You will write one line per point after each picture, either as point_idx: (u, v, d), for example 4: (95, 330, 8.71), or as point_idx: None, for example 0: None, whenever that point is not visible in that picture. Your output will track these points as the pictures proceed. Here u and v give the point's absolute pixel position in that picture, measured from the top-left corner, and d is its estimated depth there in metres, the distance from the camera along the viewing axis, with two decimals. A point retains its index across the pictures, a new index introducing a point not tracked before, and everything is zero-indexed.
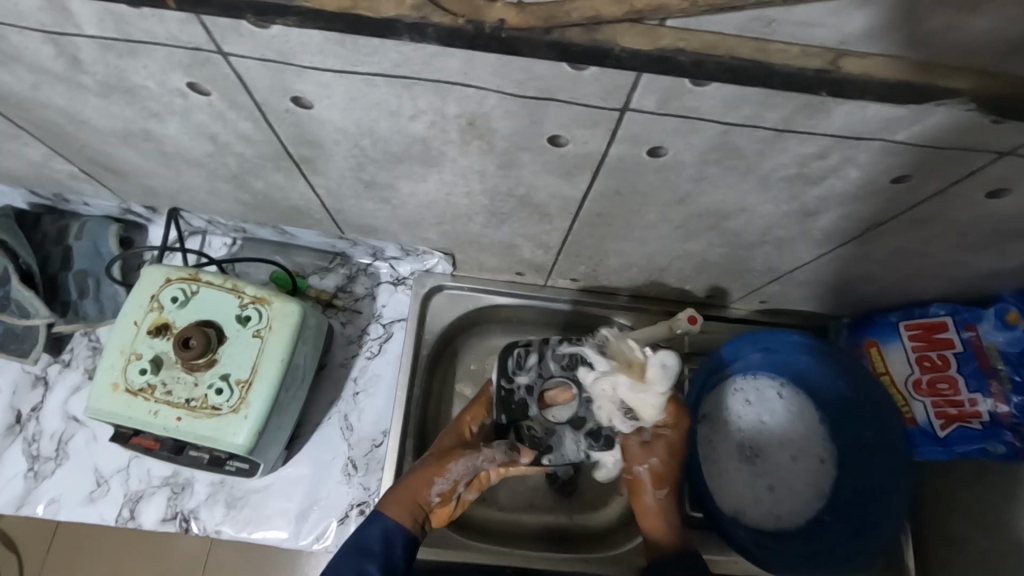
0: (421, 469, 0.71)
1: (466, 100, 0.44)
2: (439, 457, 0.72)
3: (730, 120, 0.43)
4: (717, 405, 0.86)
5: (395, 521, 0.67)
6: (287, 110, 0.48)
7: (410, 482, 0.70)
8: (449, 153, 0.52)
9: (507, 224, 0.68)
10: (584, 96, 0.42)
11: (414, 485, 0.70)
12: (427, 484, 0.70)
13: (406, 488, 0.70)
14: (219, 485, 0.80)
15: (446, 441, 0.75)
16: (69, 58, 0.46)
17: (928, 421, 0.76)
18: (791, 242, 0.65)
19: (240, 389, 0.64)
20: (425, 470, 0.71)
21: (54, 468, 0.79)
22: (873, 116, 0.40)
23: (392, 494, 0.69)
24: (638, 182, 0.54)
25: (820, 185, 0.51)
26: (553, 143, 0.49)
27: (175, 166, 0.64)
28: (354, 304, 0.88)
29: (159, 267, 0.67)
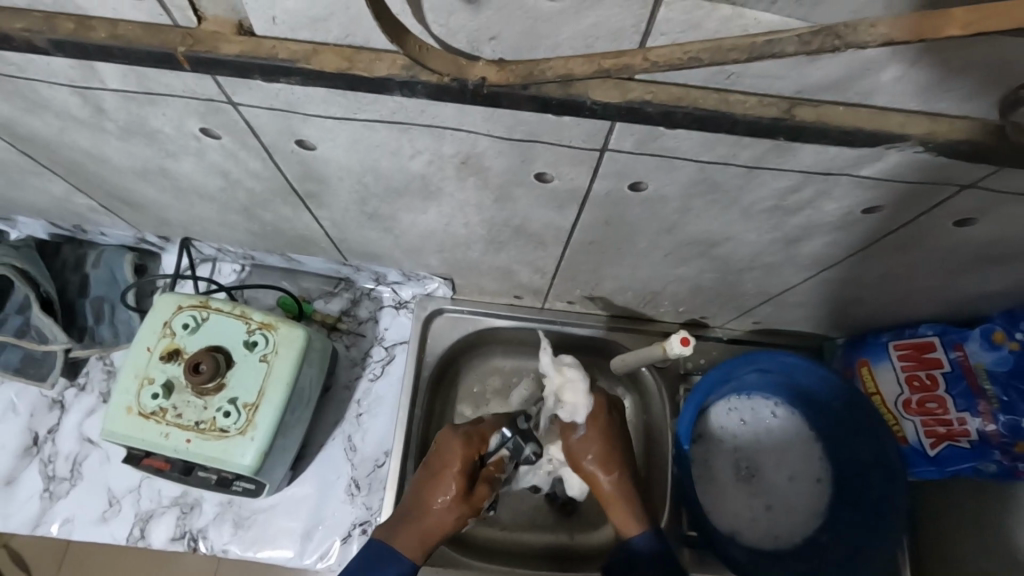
0: (450, 515, 0.73)
1: (458, 142, 0.47)
2: (467, 500, 0.74)
3: (705, 158, 0.45)
4: (714, 426, 0.88)
5: (406, 556, 0.70)
6: (293, 151, 0.52)
7: (437, 527, 0.72)
8: (445, 188, 0.56)
9: (504, 251, 0.71)
10: (568, 138, 0.45)
11: (440, 528, 0.72)
12: (449, 524, 0.73)
13: (423, 526, 0.72)
14: (226, 505, 0.82)
15: (461, 477, 0.74)
16: (94, 108, 0.50)
17: (919, 440, 0.77)
18: (776, 267, 0.67)
19: (247, 411, 0.67)
20: (453, 513, 0.73)
21: (69, 488, 0.82)
22: (837, 155, 0.43)
23: (418, 539, 0.71)
24: (625, 213, 0.57)
25: (798, 216, 0.54)
26: (542, 179, 0.52)
27: (188, 199, 0.68)
28: (358, 328, 0.91)
29: (172, 295, 0.71)
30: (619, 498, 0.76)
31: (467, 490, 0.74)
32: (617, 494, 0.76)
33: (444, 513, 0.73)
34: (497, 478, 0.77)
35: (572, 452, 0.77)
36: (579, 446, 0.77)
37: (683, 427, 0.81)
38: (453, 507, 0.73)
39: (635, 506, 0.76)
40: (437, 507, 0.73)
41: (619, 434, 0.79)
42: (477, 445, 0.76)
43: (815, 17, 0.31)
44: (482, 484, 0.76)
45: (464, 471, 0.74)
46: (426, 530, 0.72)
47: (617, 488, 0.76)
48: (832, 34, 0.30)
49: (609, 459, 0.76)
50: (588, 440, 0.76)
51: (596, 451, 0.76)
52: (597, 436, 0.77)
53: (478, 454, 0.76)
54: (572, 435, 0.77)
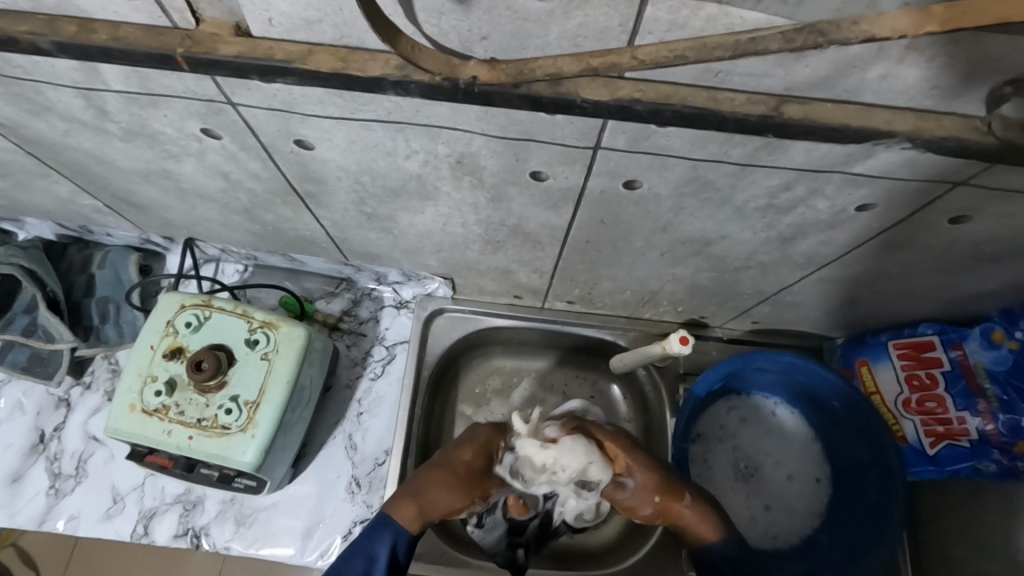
0: (456, 492, 0.71)
1: (453, 141, 0.48)
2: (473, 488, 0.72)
3: (697, 156, 0.46)
4: (712, 425, 0.88)
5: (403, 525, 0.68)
6: (293, 151, 0.53)
7: (442, 502, 0.70)
8: (441, 187, 0.56)
9: (502, 251, 0.72)
10: (560, 137, 0.45)
11: (444, 502, 0.70)
12: (445, 501, 0.70)
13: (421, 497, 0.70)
14: (228, 502, 0.83)
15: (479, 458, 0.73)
16: (97, 109, 0.51)
17: (918, 439, 0.77)
18: (772, 266, 0.67)
19: (248, 409, 0.68)
20: (460, 491, 0.71)
21: (73, 485, 0.83)
22: (827, 152, 0.43)
23: (416, 503, 0.69)
24: (619, 212, 0.57)
25: (791, 214, 0.54)
26: (536, 178, 0.52)
27: (191, 201, 0.69)
28: (359, 327, 0.92)
29: (174, 294, 0.72)
30: (694, 515, 0.71)
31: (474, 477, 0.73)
32: (692, 514, 0.71)
33: (451, 489, 0.71)
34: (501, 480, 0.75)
35: (634, 499, 0.72)
36: (633, 493, 0.71)
37: (704, 382, 0.82)
38: (457, 486, 0.71)
39: (713, 513, 0.72)
40: (446, 482, 0.71)
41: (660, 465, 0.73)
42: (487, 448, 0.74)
43: (799, 16, 0.32)
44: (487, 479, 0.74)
45: (479, 457, 0.73)
46: (428, 499, 0.70)
47: (687, 511, 0.71)
48: (815, 31, 0.30)
49: (675, 490, 0.71)
50: (641, 484, 0.71)
51: (652, 493, 0.71)
52: (642, 476, 0.71)
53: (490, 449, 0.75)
54: (621, 490, 0.72)
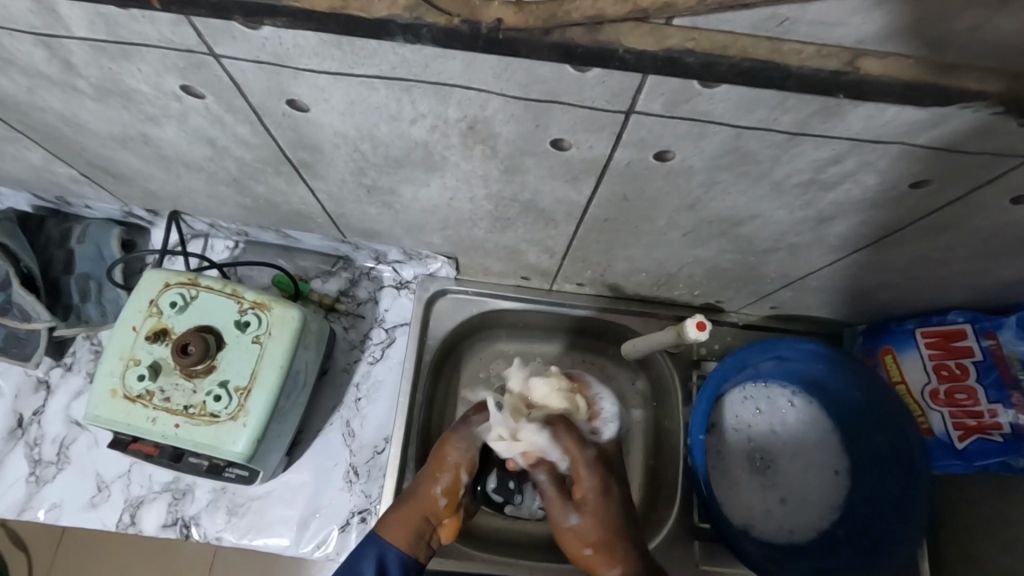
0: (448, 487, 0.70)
1: (466, 103, 0.42)
2: (443, 467, 0.70)
3: (742, 123, 0.41)
4: (727, 414, 0.85)
5: (394, 544, 0.66)
6: (285, 113, 0.47)
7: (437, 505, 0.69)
8: (450, 157, 0.51)
9: (512, 229, 0.67)
10: (588, 99, 0.40)
11: (426, 499, 0.69)
12: (437, 499, 0.69)
13: (406, 509, 0.68)
14: (220, 491, 0.78)
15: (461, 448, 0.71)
16: (62, 61, 0.45)
17: (946, 432, 0.73)
18: (803, 248, 0.63)
19: (239, 395, 0.63)
20: (452, 486, 0.70)
21: (55, 472, 0.78)
22: (893, 119, 0.38)
23: (408, 517, 0.67)
24: (645, 187, 0.52)
25: (835, 190, 0.49)
26: (557, 147, 0.47)
27: (174, 170, 0.63)
28: (357, 309, 0.87)
29: (158, 272, 0.67)
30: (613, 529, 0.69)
31: (446, 455, 0.71)
32: (613, 526, 0.69)
33: (442, 490, 0.69)
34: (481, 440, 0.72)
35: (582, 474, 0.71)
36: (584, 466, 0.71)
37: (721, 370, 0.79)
38: (434, 474, 0.70)
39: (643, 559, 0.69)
40: (437, 486, 0.69)
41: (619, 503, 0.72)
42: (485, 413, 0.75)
43: None
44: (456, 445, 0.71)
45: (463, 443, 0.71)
46: (418, 506, 0.68)
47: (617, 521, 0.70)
48: None
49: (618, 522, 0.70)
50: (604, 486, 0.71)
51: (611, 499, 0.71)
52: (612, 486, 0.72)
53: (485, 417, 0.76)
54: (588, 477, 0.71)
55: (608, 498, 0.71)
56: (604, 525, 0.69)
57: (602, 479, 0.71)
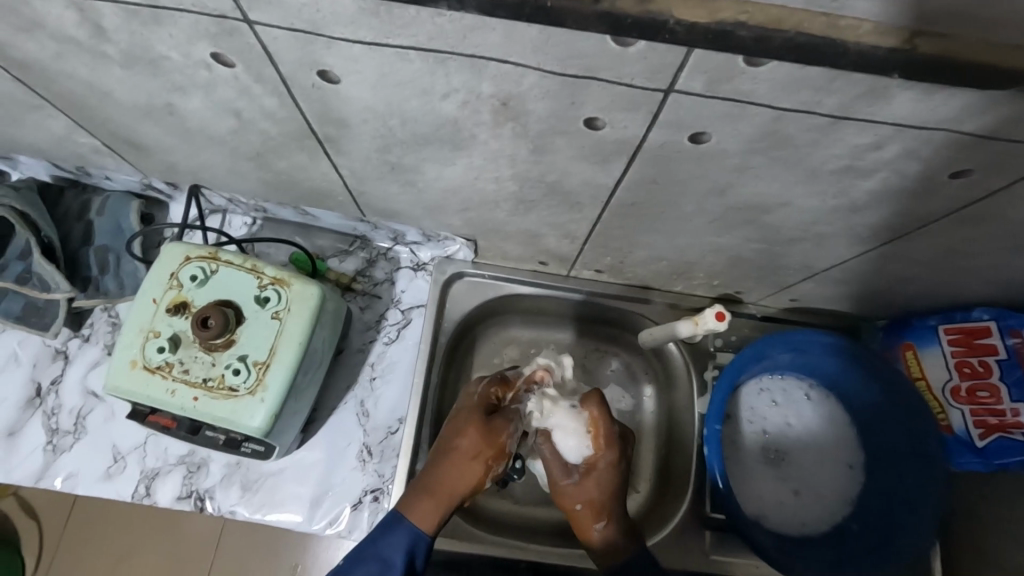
0: (467, 469, 0.69)
1: (502, 77, 0.42)
2: (484, 438, 0.70)
3: (785, 105, 0.40)
4: (742, 406, 0.84)
5: (417, 525, 0.66)
6: (314, 85, 0.46)
7: (456, 486, 0.69)
8: (479, 135, 0.50)
9: (535, 212, 0.66)
10: (628, 76, 0.39)
11: (469, 467, 0.69)
12: (455, 480, 0.69)
13: (429, 488, 0.68)
14: (235, 466, 0.79)
15: (481, 428, 0.70)
16: (92, 25, 0.44)
17: (966, 429, 0.73)
18: (831, 238, 0.62)
19: (257, 370, 0.63)
20: (471, 467, 0.69)
21: (72, 442, 0.78)
22: (942, 103, 0.37)
23: (430, 497, 0.68)
24: (676, 170, 0.51)
25: (871, 179, 0.48)
26: (590, 126, 0.46)
27: (197, 142, 0.63)
28: (374, 289, 0.87)
29: (179, 245, 0.66)
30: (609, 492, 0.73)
31: (486, 427, 0.71)
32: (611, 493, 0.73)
33: (461, 471, 0.69)
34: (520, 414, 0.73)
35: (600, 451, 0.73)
36: (604, 443, 0.73)
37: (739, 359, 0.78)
38: (474, 445, 0.70)
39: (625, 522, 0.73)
40: (456, 467, 0.69)
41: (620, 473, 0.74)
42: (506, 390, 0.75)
43: None
44: (498, 421, 0.71)
45: (486, 422, 0.71)
46: (437, 487, 0.68)
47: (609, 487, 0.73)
48: None
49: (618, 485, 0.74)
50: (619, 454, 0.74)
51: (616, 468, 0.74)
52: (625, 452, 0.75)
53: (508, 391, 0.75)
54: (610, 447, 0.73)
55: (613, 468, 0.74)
56: (603, 490, 0.73)
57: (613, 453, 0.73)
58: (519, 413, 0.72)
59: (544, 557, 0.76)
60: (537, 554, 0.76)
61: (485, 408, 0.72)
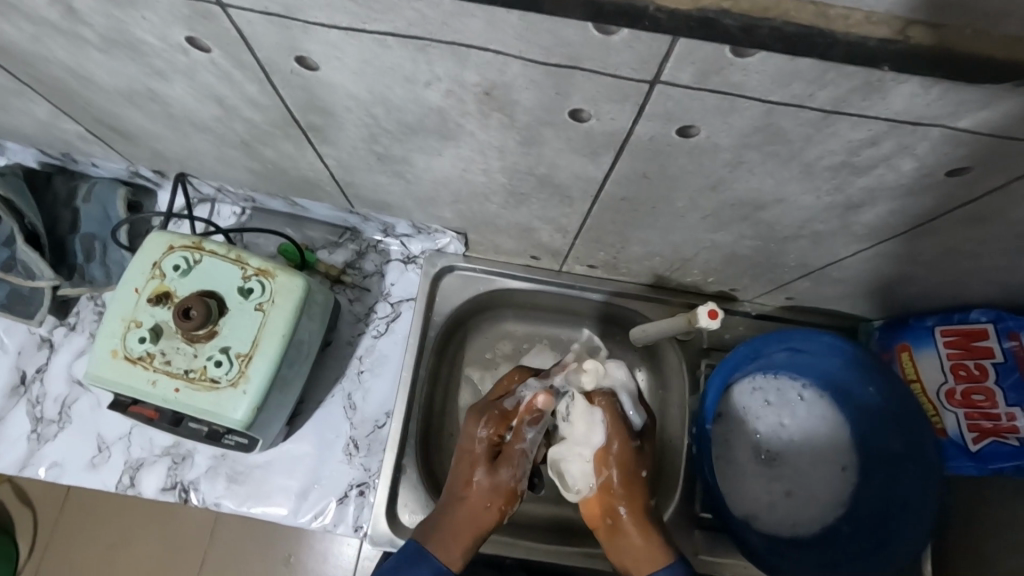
0: (485, 509, 0.69)
1: (484, 66, 0.40)
2: (494, 483, 0.70)
3: (775, 98, 0.38)
4: (735, 405, 0.83)
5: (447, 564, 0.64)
6: (294, 71, 0.45)
7: (477, 528, 0.68)
8: (465, 125, 0.49)
9: (526, 205, 0.65)
10: (613, 66, 0.38)
11: (482, 511, 0.68)
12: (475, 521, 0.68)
13: (453, 532, 0.66)
14: (220, 458, 0.78)
15: (487, 469, 0.70)
16: (65, 7, 0.43)
17: (960, 433, 0.72)
18: (827, 236, 0.60)
19: (240, 362, 0.62)
20: (487, 509, 0.69)
21: (56, 431, 0.78)
22: (938, 98, 0.36)
23: (453, 542, 0.66)
24: (667, 164, 0.50)
25: (867, 176, 0.47)
26: (577, 118, 0.45)
27: (181, 130, 0.62)
28: (364, 281, 0.86)
29: (162, 234, 0.65)
30: (636, 499, 0.70)
31: (491, 472, 0.70)
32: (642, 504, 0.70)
33: (479, 513, 0.68)
34: (524, 455, 0.72)
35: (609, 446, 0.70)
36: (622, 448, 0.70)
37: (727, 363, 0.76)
38: (486, 492, 0.69)
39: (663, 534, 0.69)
40: (473, 509, 0.68)
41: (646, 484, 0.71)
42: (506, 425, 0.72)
43: None
44: (502, 463, 0.70)
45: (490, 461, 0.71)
46: (458, 530, 0.67)
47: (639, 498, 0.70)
48: None
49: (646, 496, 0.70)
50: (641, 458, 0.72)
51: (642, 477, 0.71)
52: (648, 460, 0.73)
53: (507, 427, 0.73)
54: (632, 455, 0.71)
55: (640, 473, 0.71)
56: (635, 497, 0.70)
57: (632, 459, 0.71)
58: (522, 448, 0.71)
59: (537, 553, 0.76)
60: (530, 551, 0.77)
61: (488, 453, 0.71)
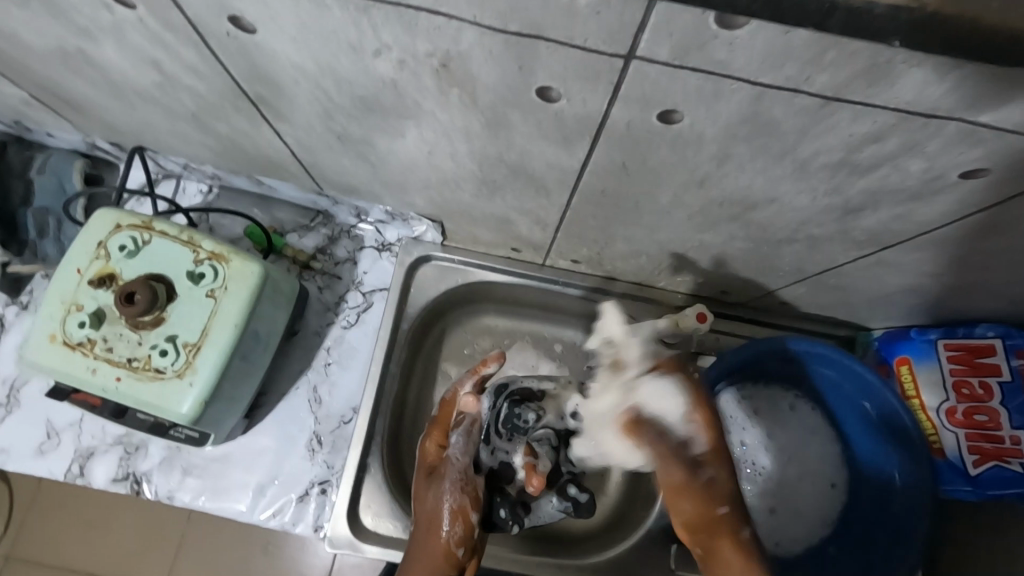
0: (433, 530, 0.59)
1: (436, 33, 0.35)
2: (430, 503, 0.60)
3: (766, 81, 0.33)
4: (721, 415, 0.76)
5: None
6: (230, 34, 0.40)
7: (429, 555, 0.58)
8: (423, 103, 0.44)
9: (500, 195, 0.60)
10: (579, 37, 0.33)
11: (430, 540, 0.58)
12: (431, 541, 0.58)
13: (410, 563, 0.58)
14: (176, 450, 0.74)
15: (424, 485, 0.62)
16: None
17: (959, 455, 0.67)
18: (825, 241, 0.55)
19: (187, 352, 0.58)
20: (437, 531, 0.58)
21: (4, 415, 0.74)
22: (954, 86, 0.31)
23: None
24: (648, 155, 0.45)
25: (870, 176, 0.42)
26: (545, 98, 0.40)
27: (127, 99, 0.57)
28: (335, 269, 0.81)
29: (110, 211, 0.61)
30: (712, 533, 0.52)
31: (426, 492, 0.61)
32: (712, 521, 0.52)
33: (427, 539, 0.59)
34: (456, 463, 0.61)
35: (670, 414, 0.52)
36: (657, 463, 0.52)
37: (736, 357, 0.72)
38: (427, 513, 0.60)
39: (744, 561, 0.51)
40: (421, 535, 0.59)
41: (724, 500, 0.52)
42: (439, 437, 0.64)
43: None
44: (434, 481, 0.61)
45: (423, 479, 0.63)
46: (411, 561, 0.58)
47: (722, 490, 0.52)
48: None
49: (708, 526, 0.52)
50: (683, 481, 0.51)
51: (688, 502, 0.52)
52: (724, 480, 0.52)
53: (442, 438, 0.64)
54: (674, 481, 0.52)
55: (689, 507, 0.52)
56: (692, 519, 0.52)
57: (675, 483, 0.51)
58: (449, 456, 0.61)
59: (520, 566, 0.73)
60: (514, 563, 0.73)
61: (425, 470, 0.63)
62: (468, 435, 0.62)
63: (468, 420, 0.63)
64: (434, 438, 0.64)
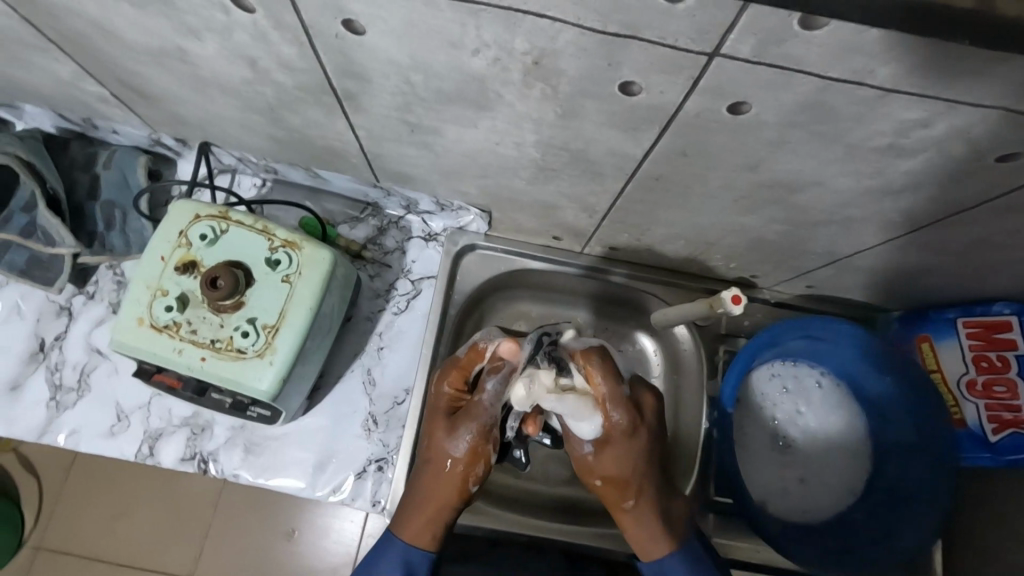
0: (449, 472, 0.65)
1: (536, 33, 0.39)
2: (449, 439, 0.66)
3: (834, 74, 0.38)
4: (751, 391, 0.84)
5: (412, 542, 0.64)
6: (338, 35, 0.44)
7: (442, 494, 0.65)
8: (505, 96, 0.48)
9: (553, 181, 0.64)
10: (671, 36, 0.37)
11: (445, 476, 0.65)
12: (442, 478, 0.65)
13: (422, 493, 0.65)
14: (238, 429, 0.78)
15: (443, 423, 0.67)
16: None
17: (979, 424, 0.72)
18: (858, 222, 0.60)
19: (266, 333, 0.62)
20: (452, 473, 0.65)
21: (76, 399, 0.77)
22: (1002, 77, 0.35)
23: (420, 512, 0.65)
24: (710, 142, 0.49)
25: (912, 159, 0.47)
26: (625, 91, 0.44)
27: (207, 93, 0.61)
28: (384, 258, 0.85)
29: (188, 202, 0.65)
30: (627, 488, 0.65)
31: (447, 427, 0.66)
32: (636, 470, 0.65)
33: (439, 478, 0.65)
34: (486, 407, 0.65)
35: (609, 415, 0.64)
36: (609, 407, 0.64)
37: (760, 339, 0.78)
38: (439, 451, 0.66)
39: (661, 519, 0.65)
40: (434, 473, 0.66)
41: (642, 458, 0.65)
42: (462, 376, 0.69)
43: None
44: (461, 417, 0.66)
45: (442, 414, 0.68)
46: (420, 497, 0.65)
47: (639, 456, 0.65)
48: None
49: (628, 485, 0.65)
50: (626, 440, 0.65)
51: (609, 471, 0.65)
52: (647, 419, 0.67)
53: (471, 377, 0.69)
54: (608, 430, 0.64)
55: (636, 439, 0.65)
56: (625, 466, 0.65)
57: (630, 423, 0.65)
58: (478, 395, 0.66)
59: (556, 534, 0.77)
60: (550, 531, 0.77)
61: (447, 410, 0.68)
62: (506, 381, 0.66)
63: (508, 367, 0.66)
64: (457, 379, 0.68)
